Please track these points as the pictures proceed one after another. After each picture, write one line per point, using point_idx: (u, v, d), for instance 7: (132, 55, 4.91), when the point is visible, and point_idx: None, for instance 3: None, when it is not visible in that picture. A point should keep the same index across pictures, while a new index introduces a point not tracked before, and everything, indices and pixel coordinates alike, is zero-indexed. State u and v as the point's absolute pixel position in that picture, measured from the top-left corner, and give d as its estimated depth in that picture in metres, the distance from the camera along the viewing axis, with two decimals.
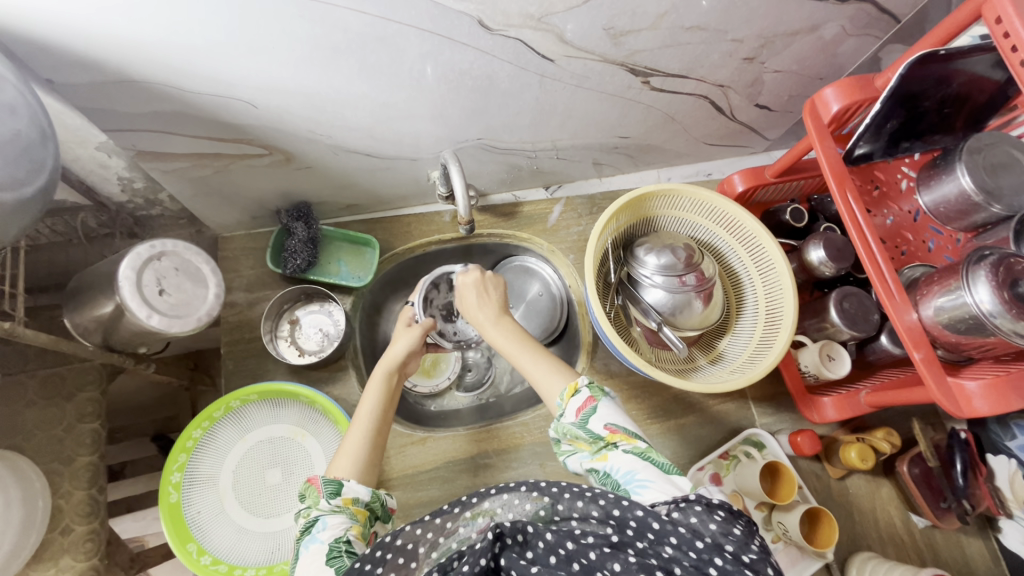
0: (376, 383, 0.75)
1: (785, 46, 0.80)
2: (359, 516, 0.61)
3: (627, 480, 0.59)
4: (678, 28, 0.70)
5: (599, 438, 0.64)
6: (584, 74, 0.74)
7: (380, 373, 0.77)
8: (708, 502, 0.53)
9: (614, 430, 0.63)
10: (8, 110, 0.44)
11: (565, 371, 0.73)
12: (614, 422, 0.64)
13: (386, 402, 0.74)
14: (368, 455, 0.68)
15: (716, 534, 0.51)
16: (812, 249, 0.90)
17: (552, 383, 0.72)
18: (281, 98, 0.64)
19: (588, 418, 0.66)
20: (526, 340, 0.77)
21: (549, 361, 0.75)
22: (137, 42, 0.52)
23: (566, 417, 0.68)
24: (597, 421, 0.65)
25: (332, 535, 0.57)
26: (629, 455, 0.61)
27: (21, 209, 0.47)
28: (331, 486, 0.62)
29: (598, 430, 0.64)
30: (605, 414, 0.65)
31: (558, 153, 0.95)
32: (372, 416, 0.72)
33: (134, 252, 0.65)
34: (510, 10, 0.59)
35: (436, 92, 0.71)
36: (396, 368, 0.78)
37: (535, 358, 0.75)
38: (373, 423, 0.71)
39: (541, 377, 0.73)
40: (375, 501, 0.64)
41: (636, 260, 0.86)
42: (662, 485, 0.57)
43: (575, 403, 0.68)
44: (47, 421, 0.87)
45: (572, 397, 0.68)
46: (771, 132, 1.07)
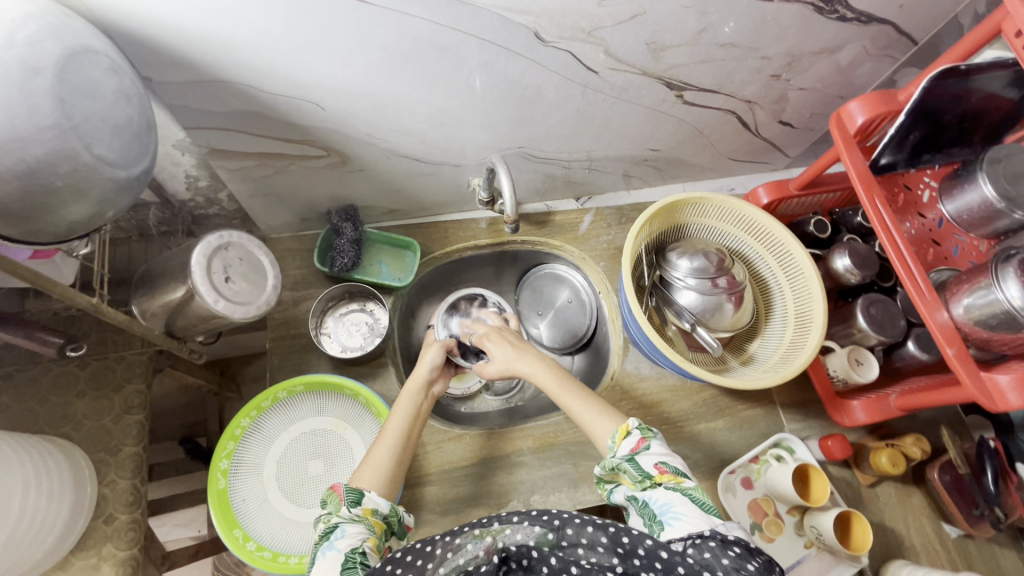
0: (405, 401, 0.77)
1: (811, 65, 0.85)
2: (375, 528, 0.63)
3: (663, 511, 0.61)
4: (713, 45, 0.75)
5: (647, 476, 0.66)
6: (625, 86, 0.79)
7: (411, 390, 0.79)
8: (722, 538, 0.51)
9: (663, 470, 0.65)
10: (125, 98, 0.49)
11: (613, 414, 0.76)
12: (665, 462, 0.66)
13: (412, 416, 0.76)
14: (392, 469, 0.71)
15: (728, 569, 0.48)
16: (837, 257, 0.94)
17: (605, 425, 0.74)
18: (347, 100, 0.69)
19: (638, 455, 0.68)
20: (571, 385, 0.79)
21: (596, 403, 0.77)
22: (234, 46, 0.58)
23: (617, 455, 0.70)
24: (648, 458, 0.67)
25: (349, 544, 0.59)
26: (672, 491, 0.63)
27: (126, 187, 0.51)
28: (352, 496, 0.64)
29: (648, 468, 0.66)
30: (656, 455, 0.68)
31: (591, 164, 1.00)
32: (398, 431, 0.74)
33: (206, 240, 0.69)
34: (565, 23, 0.65)
35: (487, 101, 0.76)
36: (423, 387, 0.80)
37: (581, 398, 0.78)
38: (398, 439, 0.73)
39: (590, 419, 0.76)
40: (392, 515, 0.67)
41: (669, 263, 0.90)
42: (695, 519, 0.58)
43: (627, 444, 0.70)
44: (95, 412, 0.89)
45: (624, 438, 0.71)
46: (792, 149, 1.12)
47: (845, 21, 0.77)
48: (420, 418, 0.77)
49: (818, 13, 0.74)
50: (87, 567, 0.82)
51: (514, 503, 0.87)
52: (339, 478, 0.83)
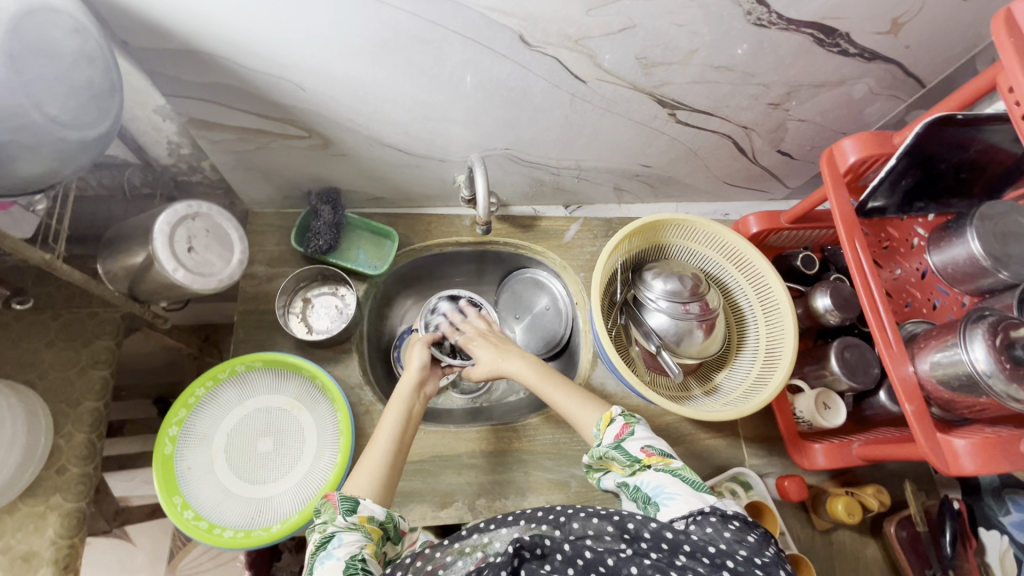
0: (395, 408, 0.78)
1: (811, 96, 0.83)
2: (373, 534, 0.63)
3: (656, 493, 0.62)
4: (707, 67, 0.73)
5: (636, 460, 0.67)
6: (614, 99, 0.78)
7: (399, 397, 0.80)
8: (722, 513, 0.55)
9: (650, 453, 0.67)
10: (87, 60, 0.49)
11: (597, 404, 0.80)
12: (651, 446, 0.69)
13: (403, 423, 0.77)
14: (386, 474, 0.71)
15: (730, 541, 0.53)
16: (819, 296, 0.92)
17: (590, 415, 0.78)
18: (328, 84, 0.69)
19: (625, 441, 0.70)
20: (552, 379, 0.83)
21: (579, 396, 0.81)
22: (209, 18, 0.57)
23: (604, 442, 0.72)
24: (634, 443, 0.69)
25: (349, 552, 0.58)
26: (662, 472, 0.64)
27: (81, 149, 0.51)
28: (347, 503, 0.64)
29: (635, 452, 0.68)
30: (642, 439, 0.70)
31: (581, 173, 0.98)
32: (390, 438, 0.75)
33: (173, 209, 0.69)
34: (550, 29, 0.63)
35: (472, 99, 0.75)
36: (413, 393, 0.82)
37: (566, 392, 0.81)
38: (390, 445, 0.74)
39: (575, 410, 0.79)
40: (389, 522, 0.66)
41: (643, 283, 0.88)
42: (688, 498, 0.59)
43: (613, 430, 0.73)
44: (61, 363, 0.91)
45: (609, 425, 0.74)
46: (791, 180, 1.10)
47: (848, 56, 0.74)
48: (410, 425, 0.78)
49: (819, 45, 0.72)
50: (33, 514, 0.83)
51: (459, 504, 0.87)
52: (287, 458, 0.83)
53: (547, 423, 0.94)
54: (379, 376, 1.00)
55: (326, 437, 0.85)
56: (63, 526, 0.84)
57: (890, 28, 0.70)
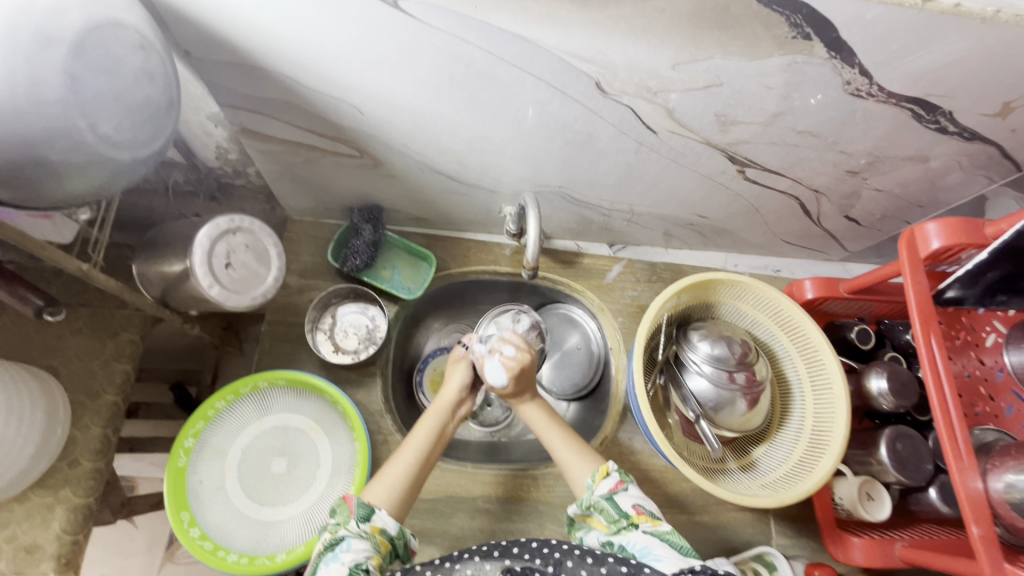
0: (428, 421, 0.74)
1: (894, 168, 0.77)
2: (381, 548, 0.62)
3: (642, 553, 0.62)
4: (788, 130, 0.68)
5: (624, 517, 0.65)
6: (683, 151, 0.73)
7: (434, 412, 0.76)
8: (712, 574, 0.52)
9: (641, 511, 0.65)
10: (148, 77, 0.46)
11: (591, 456, 0.74)
12: (644, 505, 0.66)
13: (433, 437, 0.74)
14: (405, 489, 0.69)
15: None
16: (873, 376, 0.86)
17: (584, 467, 0.72)
18: (387, 110, 0.66)
19: (616, 496, 0.67)
20: (554, 420, 0.77)
21: (574, 443, 0.75)
22: (277, 37, 0.54)
23: (596, 493, 0.68)
24: (625, 498, 0.67)
25: (354, 559, 0.57)
26: (649, 535, 0.63)
27: (132, 168, 0.49)
28: (362, 510, 0.63)
29: (626, 508, 0.66)
30: (634, 495, 0.67)
31: (632, 217, 0.94)
32: (416, 450, 0.72)
33: (215, 222, 0.66)
34: (630, 79, 0.59)
35: (533, 136, 0.71)
36: (448, 410, 0.76)
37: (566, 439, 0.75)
38: (415, 459, 0.70)
39: (569, 461, 0.73)
40: (399, 538, 0.64)
41: (687, 343, 0.83)
42: (674, 561, 0.60)
43: (606, 484, 0.68)
44: (86, 352, 0.90)
45: (603, 478, 0.69)
46: (851, 244, 1.04)
47: (944, 134, 0.69)
48: (439, 441, 0.74)
49: (915, 119, 0.66)
50: (42, 506, 0.82)
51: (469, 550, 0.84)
52: (299, 481, 0.81)
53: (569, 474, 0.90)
54: (399, 401, 0.97)
55: (341, 464, 0.82)
56: (69, 521, 0.83)
57: (999, 111, 0.65)
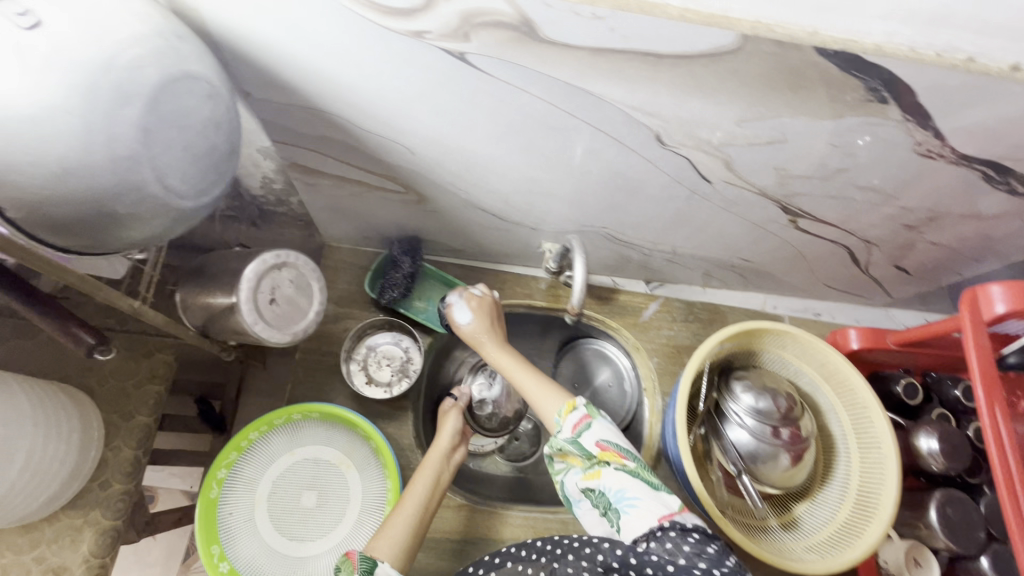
0: (428, 469, 0.74)
1: (954, 224, 0.75)
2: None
3: (618, 499, 0.61)
4: (849, 185, 0.66)
5: (592, 455, 0.64)
6: (735, 200, 0.71)
7: (431, 461, 0.76)
8: (682, 527, 0.56)
9: (604, 447, 0.64)
10: (215, 125, 0.46)
11: (560, 390, 0.73)
12: (607, 439, 0.65)
13: (432, 487, 0.73)
14: (408, 541, 0.67)
15: (689, 554, 0.52)
16: (923, 435, 0.83)
17: (553, 402, 0.72)
18: (440, 152, 0.65)
19: (581, 434, 0.66)
20: (525, 364, 0.78)
21: (546, 383, 0.75)
22: (340, 82, 0.54)
23: (563, 433, 0.68)
24: (588, 436, 0.65)
25: None
26: (619, 473, 0.62)
27: (193, 214, 0.48)
28: (365, 564, 0.58)
29: (589, 447, 0.64)
30: (597, 431, 0.66)
31: (673, 257, 0.92)
32: (417, 501, 0.70)
33: (262, 258, 0.66)
34: (692, 132, 0.58)
35: (583, 180, 0.70)
36: (444, 458, 0.77)
37: (536, 378, 0.75)
38: (417, 509, 0.69)
39: (537, 397, 0.74)
40: None
41: (729, 393, 0.81)
42: (648, 503, 0.59)
43: (571, 420, 0.67)
44: (121, 372, 0.90)
45: (570, 414, 0.68)
46: (897, 291, 1.01)
47: (1013, 194, 0.66)
48: (438, 490, 0.73)
49: (985, 180, 0.64)
50: (71, 527, 0.82)
51: None
52: (328, 517, 0.79)
53: None
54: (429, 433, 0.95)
55: (371, 502, 0.80)
56: (96, 543, 0.82)
57: None
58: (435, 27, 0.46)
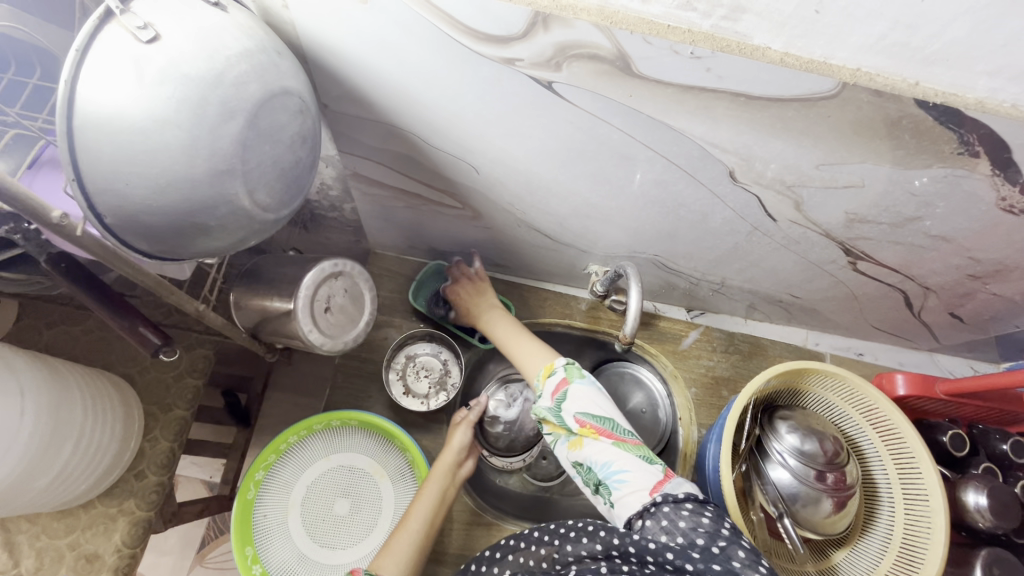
0: (433, 484, 0.74)
1: (1021, 279, 0.73)
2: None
3: (607, 472, 0.62)
4: (920, 233, 0.65)
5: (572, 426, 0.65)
6: (797, 239, 0.70)
7: (437, 475, 0.76)
8: (674, 500, 0.56)
9: (584, 421, 0.64)
10: (302, 140, 0.46)
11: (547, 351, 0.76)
12: (586, 412, 0.65)
13: (438, 503, 0.73)
14: (413, 559, 0.68)
15: (687, 530, 0.54)
16: (970, 490, 0.81)
17: (539, 361, 0.74)
18: (505, 172, 0.65)
19: (563, 405, 0.66)
20: (517, 330, 0.81)
21: (535, 342, 0.78)
22: (420, 101, 0.54)
23: (544, 401, 0.69)
24: (569, 407, 0.66)
25: None
26: (605, 445, 0.63)
27: (272, 225, 0.49)
28: None
29: (568, 423, 0.65)
30: (577, 400, 0.66)
31: (719, 288, 0.91)
32: (422, 517, 0.71)
33: (320, 266, 0.66)
34: (767, 171, 0.57)
35: (644, 208, 0.70)
36: (450, 471, 0.77)
37: (526, 342, 0.78)
38: (422, 526, 0.70)
39: (525, 358, 0.76)
40: None
41: (773, 432, 0.79)
42: (638, 475, 0.60)
43: (552, 390, 0.68)
44: (163, 364, 0.91)
45: (550, 381, 0.69)
46: (946, 337, 0.98)
47: None
48: (445, 505, 0.74)
49: None
50: (105, 516, 0.83)
51: None
52: (360, 526, 0.79)
53: None
54: None
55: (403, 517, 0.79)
56: (129, 534, 0.83)
57: None
58: (527, 55, 0.46)
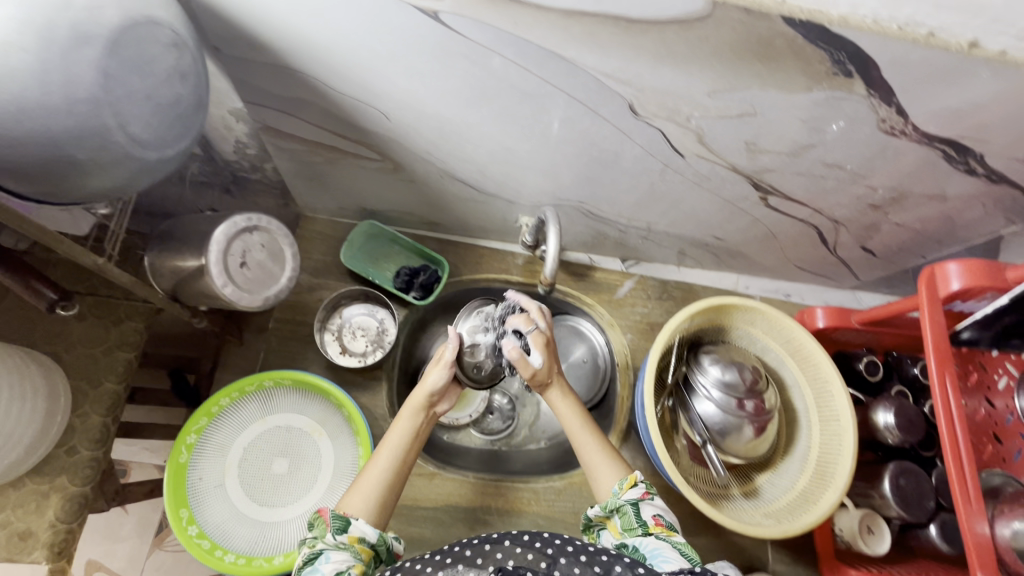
0: (405, 421, 0.70)
1: (916, 206, 0.77)
2: (362, 556, 0.59)
3: (652, 555, 0.59)
4: (816, 162, 0.68)
5: (642, 524, 0.63)
6: (707, 176, 0.72)
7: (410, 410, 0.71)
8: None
9: (660, 522, 0.63)
10: (179, 76, 0.45)
11: (624, 463, 0.72)
12: (664, 517, 0.64)
13: (411, 439, 0.69)
14: (384, 496, 0.65)
15: None
16: (880, 410, 0.86)
17: (609, 474, 0.70)
18: (415, 117, 0.65)
19: (641, 503, 0.65)
20: (588, 423, 0.74)
21: (605, 450, 0.72)
22: (311, 40, 0.53)
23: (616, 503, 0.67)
24: (648, 507, 0.64)
25: (334, 569, 0.55)
26: (660, 540, 0.61)
27: (159, 166, 0.48)
28: (339, 522, 0.60)
29: (645, 517, 0.64)
30: (658, 506, 0.65)
31: (648, 235, 0.94)
32: (395, 455, 0.67)
33: (232, 220, 0.66)
34: (664, 103, 0.58)
35: (558, 151, 0.71)
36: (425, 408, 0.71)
37: (594, 443, 0.73)
38: (393, 465, 0.67)
39: (594, 464, 0.71)
40: (379, 545, 0.62)
41: (698, 367, 0.83)
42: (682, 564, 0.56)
43: (630, 493, 0.66)
44: (90, 339, 0.88)
45: (630, 488, 0.66)
46: (864, 274, 1.04)
47: (972, 176, 0.69)
48: (417, 442, 0.70)
49: (945, 160, 0.66)
50: (37, 493, 0.81)
51: None
52: (299, 483, 0.80)
53: (569, 489, 0.90)
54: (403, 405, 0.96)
55: (343, 469, 0.81)
56: (63, 510, 0.81)
57: None
58: None
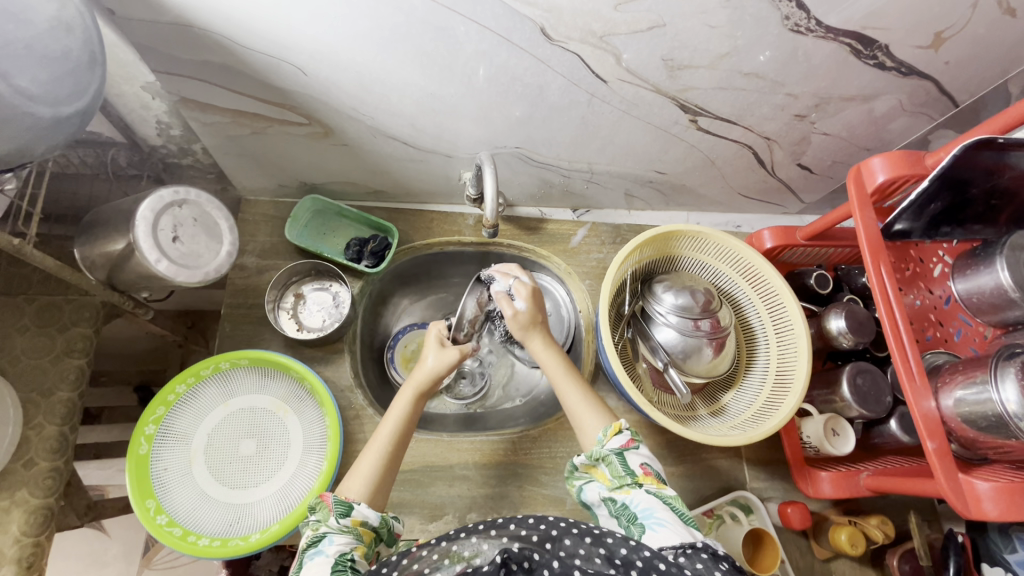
0: (401, 402, 0.72)
1: (839, 111, 0.79)
2: (365, 538, 0.60)
3: (644, 515, 0.59)
4: (735, 73, 0.69)
5: (631, 474, 0.64)
6: (634, 101, 0.73)
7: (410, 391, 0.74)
8: (714, 552, 0.51)
9: (648, 471, 0.64)
10: (65, 29, 0.45)
11: (608, 413, 0.73)
12: (651, 467, 0.65)
13: (408, 417, 0.71)
14: (381, 476, 0.67)
15: None
16: (833, 317, 0.88)
17: (595, 421, 0.71)
18: (332, 69, 0.64)
19: (628, 452, 0.66)
20: (571, 373, 0.77)
21: (590, 397, 0.74)
22: None
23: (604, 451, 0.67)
24: (636, 456, 0.66)
25: (338, 550, 0.56)
26: (652, 494, 0.61)
27: (57, 127, 0.47)
28: (341, 507, 0.60)
29: (634, 466, 0.64)
30: (644, 456, 0.66)
31: (592, 177, 0.94)
32: (391, 435, 0.69)
33: (158, 195, 0.64)
34: (574, 22, 0.59)
35: (485, 93, 0.70)
36: (424, 388, 0.74)
37: (579, 393, 0.74)
38: (387, 447, 0.68)
39: (581, 413, 0.73)
40: (383, 526, 0.62)
41: (653, 296, 0.84)
42: (678, 527, 0.56)
43: (617, 441, 0.67)
44: (35, 349, 0.83)
45: (615, 435, 0.68)
46: (807, 195, 1.07)
47: (883, 70, 0.71)
48: (414, 420, 0.72)
49: (854, 55, 0.68)
50: None
51: (449, 517, 0.83)
52: (269, 461, 0.79)
53: (545, 435, 0.91)
54: (371, 378, 0.95)
55: (312, 442, 0.80)
56: (28, 523, 0.76)
57: (931, 42, 0.67)
58: None
